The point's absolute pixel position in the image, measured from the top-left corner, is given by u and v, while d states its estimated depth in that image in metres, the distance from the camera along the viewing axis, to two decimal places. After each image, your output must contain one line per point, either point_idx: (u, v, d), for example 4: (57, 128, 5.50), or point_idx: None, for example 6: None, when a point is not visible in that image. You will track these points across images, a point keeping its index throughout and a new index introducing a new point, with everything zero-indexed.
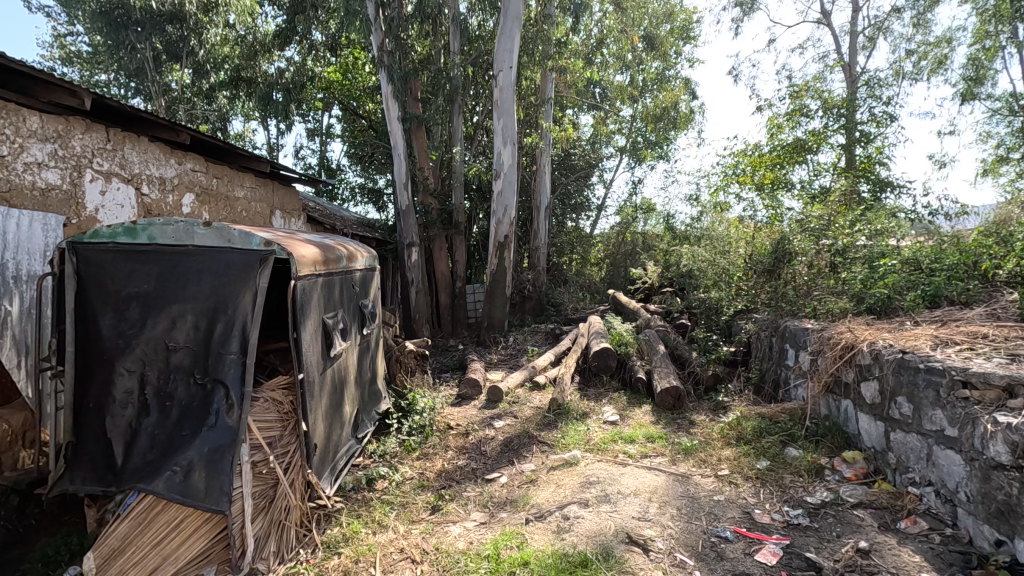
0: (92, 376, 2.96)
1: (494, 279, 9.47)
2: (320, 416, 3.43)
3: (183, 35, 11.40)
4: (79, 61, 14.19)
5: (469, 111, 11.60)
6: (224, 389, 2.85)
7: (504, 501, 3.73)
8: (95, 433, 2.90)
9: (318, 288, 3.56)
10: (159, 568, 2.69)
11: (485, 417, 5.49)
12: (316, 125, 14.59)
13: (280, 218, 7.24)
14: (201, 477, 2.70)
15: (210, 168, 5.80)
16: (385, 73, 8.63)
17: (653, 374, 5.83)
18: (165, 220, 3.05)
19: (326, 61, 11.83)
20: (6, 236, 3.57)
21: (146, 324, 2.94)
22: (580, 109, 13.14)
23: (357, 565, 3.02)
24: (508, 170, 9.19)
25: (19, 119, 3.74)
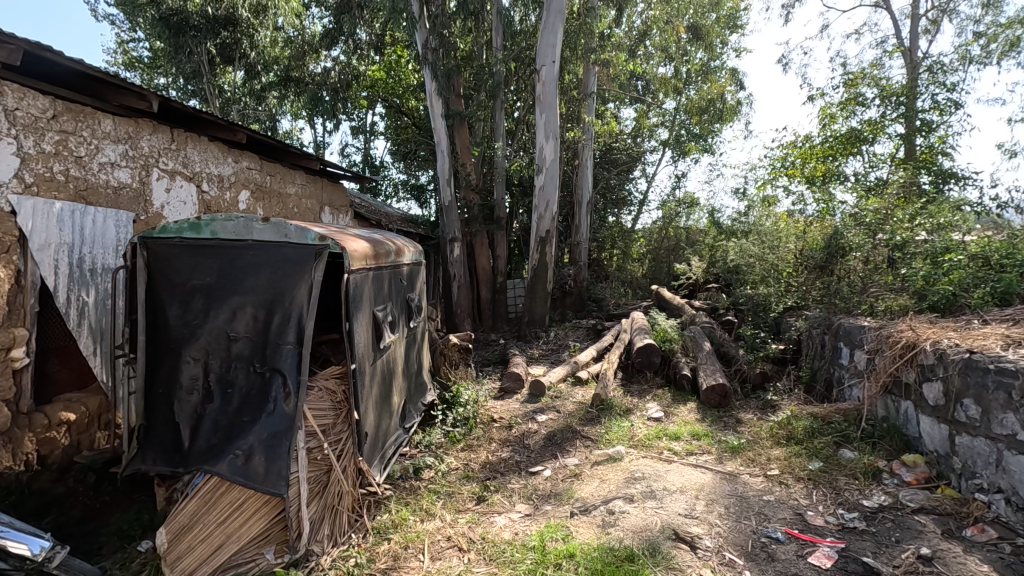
0: (160, 363, 3.14)
1: (536, 274, 9.47)
2: (371, 406, 3.55)
3: (236, 38, 11.77)
4: (140, 66, 14.92)
5: (511, 107, 11.63)
6: (282, 377, 2.97)
7: (548, 494, 3.76)
8: (164, 417, 3.08)
9: (369, 281, 3.66)
10: (223, 545, 2.81)
11: (528, 411, 5.53)
12: (361, 123, 14.90)
13: (329, 214, 7.46)
14: (261, 462, 2.83)
15: (264, 166, 6.03)
16: (429, 70, 8.73)
17: (699, 371, 5.73)
18: (227, 216, 3.20)
19: (371, 60, 12.05)
20: (83, 231, 3.82)
21: (209, 315, 3.11)
22: (622, 103, 12.97)
23: (406, 551, 3.10)
24: (550, 165, 9.15)
25: (95, 121, 3.98)
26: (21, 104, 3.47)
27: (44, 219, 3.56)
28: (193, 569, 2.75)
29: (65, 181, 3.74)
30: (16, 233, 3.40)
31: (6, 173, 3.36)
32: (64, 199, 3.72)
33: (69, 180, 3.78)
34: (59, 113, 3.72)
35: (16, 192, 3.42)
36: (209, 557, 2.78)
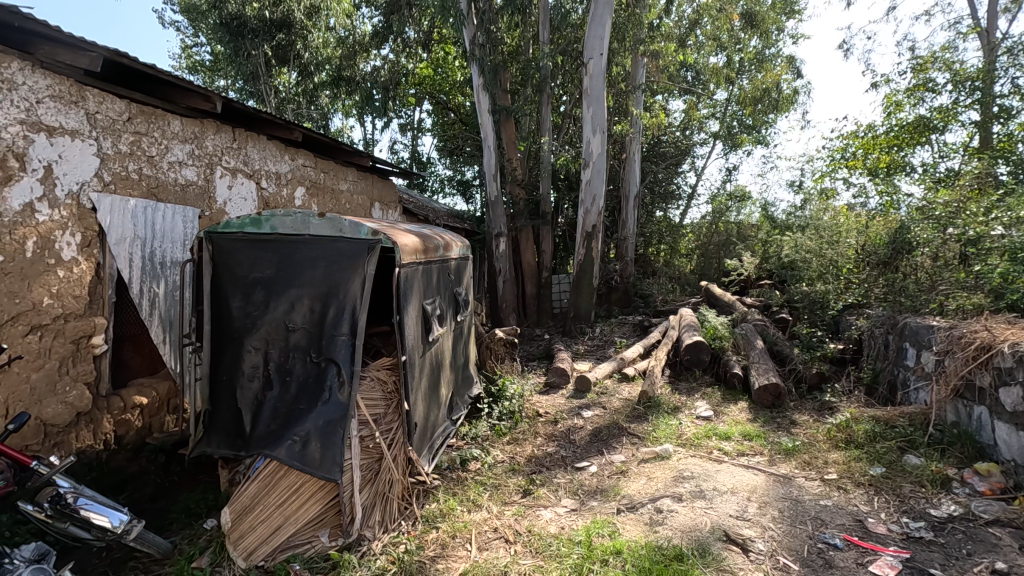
0: (224, 352, 3.31)
1: (581, 270, 9.41)
2: (420, 397, 3.63)
3: (291, 40, 12.24)
4: (202, 69, 15.70)
5: (557, 101, 11.57)
6: (336, 367, 3.08)
7: (594, 490, 3.74)
8: (228, 403, 3.24)
9: (418, 275, 3.73)
10: (281, 527, 2.94)
11: (573, 406, 5.51)
12: (408, 120, 15.16)
13: (379, 210, 7.64)
14: (317, 448, 2.95)
15: (318, 163, 6.23)
16: (476, 66, 8.78)
17: (751, 370, 5.55)
18: (285, 211, 3.33)
19: (419, 57, 12.22)
20: (154, 226, 4.06)
21: (269, 306, 3.24)
22: (671, 95, 12.68)
23: (454, 540, 3.16)
24: (597, 159, 9.05)
25: (165, 123, 4.21)
26: (100, 108, 3.71)
27: (120, 215, 3.80)
28: (254, 548, 2.89)
29: (138, 179, 3.98)
30: (96, 228, 3.65)
31: (88, 172, 3.61)
32: (138, 196, 3.96)
33: (142, 178, 4.01)
34: (134, 116, 3.95)
35: (97, 190, 3.66)
36: (269, 537, 2.92)
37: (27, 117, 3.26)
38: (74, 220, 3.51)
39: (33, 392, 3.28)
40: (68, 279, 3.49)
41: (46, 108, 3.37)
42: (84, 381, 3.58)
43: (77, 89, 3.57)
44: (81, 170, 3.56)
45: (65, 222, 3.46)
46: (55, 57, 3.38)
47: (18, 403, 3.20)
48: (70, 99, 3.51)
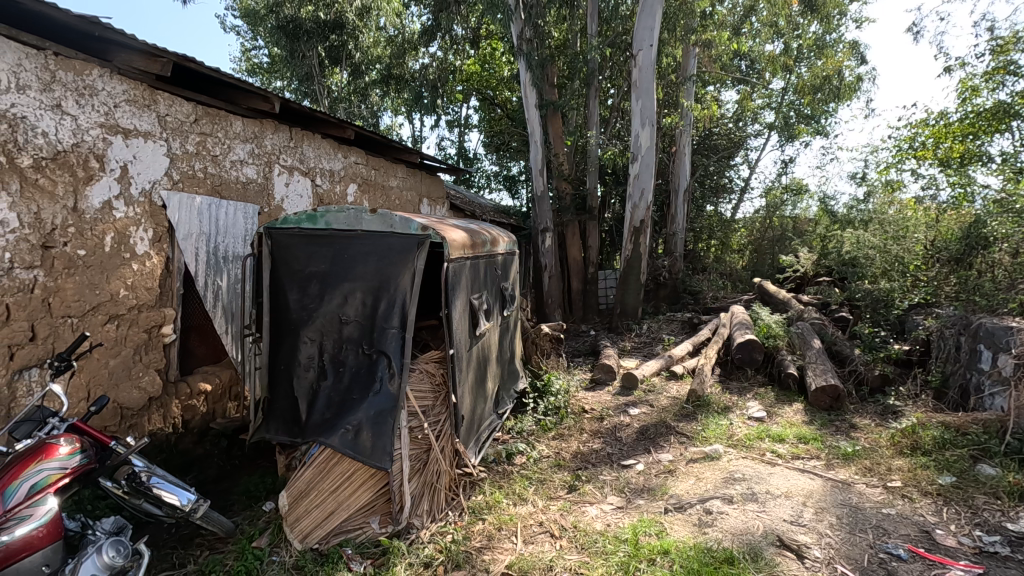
0: (282, 343, 3.45)
1: (629, 265, 9.27)
2: (467, 390, 3.68)
3: (342, 40, 12.62)
4: (260, 71, 16.34)
5: (605, 95, 11.41)
6: (387, 359, 3.16)
7: (641, 488, 3.70)
8: (285, 391, 3.38)
9: (466, 270, 3.78)
10: (334, 512, 3.05)
11: (619, 403, 5.45)
12: (455, 117, 15.31)
13: (427, 206, 7.76)
14: (369, 437, 3.04)
15: (369, 160, 6.38)
16: (523, 61, 8.76)
17: (807, 370, 5.33)
18: (339, 208, 3.43)
19: (466, 53, 12.30)
20: (217, 222, 4.28)
21: (324, 300, 3.36)
22: (723, 85, 12.28)
23: (500, 532, 3.20)
24: (646, 152, 8.88)
25: (227, 123, 4.42)
26: (170, 110, 3.93)
27: (187, 212, 4.02)
28: (310, 531, 3.01)
29: (203, 178, 4.19)
30: (166, 224, 3.88)
31: (159, 171, 3.83)
32: (203, 194, 4.18)
33: (206, 177, 4.22)
34: (200, 117, 4.17)
35: (166, 188, 3.88)
36: (323, 522, 3.03)
37: (106, 120, 3.49)
38: (147, 217, 3.74)
39: (111, 376, 3.53)
40: (142, 271, 3.71)
41: (122, 111, 3.60)
42: (155, 367, 3.82)
43: (149, 92, 3.79)
44: (152, 169, 3.78)
45: (139, 218, 3.69)
46: (130, 63, 3.60)
47: (98, 386, 3.45)
48: (143, 103, 3.74)
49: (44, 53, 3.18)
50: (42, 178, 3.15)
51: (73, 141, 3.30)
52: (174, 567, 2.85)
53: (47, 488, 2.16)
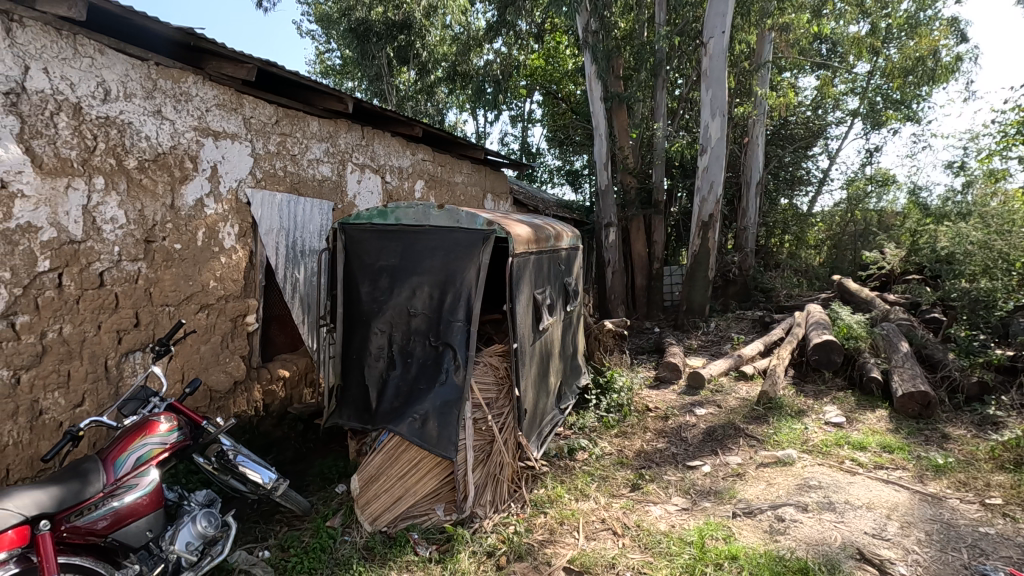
0: (354, 333, 3.60)
1: (696, 261, 8.98)
2: (530, 383, 3.70)
3: (410, 40, 12.94)
4: (333, 73, 17.07)
5: (672, 85, 11.09)
6: (452, 351, 3.24)
7: (708, 490, 3.59)
8: (357, 379, 3.54)
9: (530, 264, 3.80)
10: (402, 497, 3.16)
11: (685, 403, 5.31)
12: (519, 112, 15.35)
13: (491, 201, 7.84)
14: (435, 427, 3.13)
15: (436, 157, 6.53)
16: (589, 54, 8.64)
17: (893, 375, 4.97)
18: (408, 204, 3.54)
19: (530, 48, 12.28)
20: (296, 218, 4.52)
21: (393, 293, 3.48)
22: (801, 70, 11.60)
23: (561, 526, 3.21)
24: (716, 144, 8.55)
25: (305, 124, 4.66)
26: (254, 112, 4.19)
27: (269, 208, 4.27)
28: (379, 514, 3.13)
29: (283, 176, 4.44)
30: (250, 220, 4.14)
31: (244, 170, 4.09)
32: (283, 191, 4.42)
33: (286, 175, 4.47)
34: (280, 119, 4.41)
35: (251, 186, 4.15)
36: (391, 506, 3.15)
37: (199, 123, 3.77)
38: (233, 213, 4.01)
39: (202, 362, 3.81)
40: (229, 264, 3.99)
41: (213, 115, 3.87)
42: (240, 354, 4.10)
43: (236, 97, 4.05)
44: (238, 168, 4.05)
45: (227, 215, 3.96)
46: (220, 70, 3.85)
47: (191, 370, 3.74)
48: (231, 106, 4.00)
49: (147, 63, 3.47)
50: (145, 179, 3.44)
51: (170, 143, 3.58)
52: (257, 540, 3.07)
53: (150, 461, 2.36)
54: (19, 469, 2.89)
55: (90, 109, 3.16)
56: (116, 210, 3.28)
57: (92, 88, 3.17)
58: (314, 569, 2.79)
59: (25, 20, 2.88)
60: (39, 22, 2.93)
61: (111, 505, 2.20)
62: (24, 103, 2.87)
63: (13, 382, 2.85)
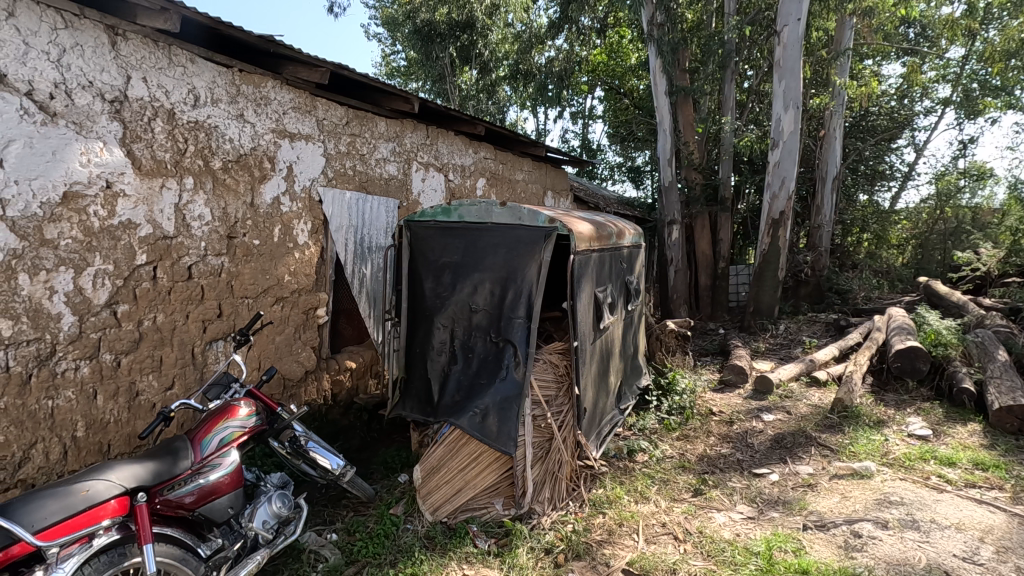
0: (417, 327, 3.70)
1: (765, 260, 8.59)
2: (590, 382, 3.68)
3: (473, 40, 13.10)
4: (398, 74, 17.56)
5: (742, 77, 10.64)
6: (513, 347, 3.28)
7: (775, 500, 3.44)
8: (420, 373, 3.63)
9: (592, 262, 3.77)
10: (462, 490, 3.22)
11: (752, 408, 5.10)
12: (580, 108, 15.21)
13: (552, 198, 7.82)
14: (495, 421, 3.17)
15: (498, 155, 6.59)
16: (654, 47, 8.43)
17: (988, 386, 4.57)
18: (471, 201, 3.60)
19: (592, 43, 12.13)
20: (363, 215, 4.69)
21: (456, 289, 3.55)
22: (886, 57, 10.82)
23: (620, 527, 3.17)
24: (789, 138, 8.14)
25: (373, 125, 4.82)
26: (327, 114, 4.37)
27: (339, 206, 4.46)
28: (440, 504, 3.20)
29: (353, 175, 4.62)
30: (321, 217, 4.34)
31: (317, 170, 4.28)
32: (352, 189, 4.60)
33: (355, 174, 4.64)
34: (351, 120, 4.59)
35: (323, 185, 4.34)
36: (452, 497, 3.21)
37: (276, 125, 3.98)
38: (307, 211, 4.21)
39: (277, 351, 4.03)
40: (303, 259, 4.20)
41: (290, 117, 4.08)
42: (311, 345, 4.30)
43: (310, 100, 4.24)
44: (311, 168, 4.24)
45: (300, 212, 4.17)
46: (296, 74, 4.04)
47: (266, 359, 3.96)
48: (306, 109, 4.20)
49: (232, 70, 3.70)
50: (228, 178, 3.67)
51: (252, 144, 3.81)
52: (325, 523, 3.22)
53: (232, 443, 2.53)
54: (118, 445, 3.16)
55: (182, 114, 3.40)
56: (203, 208, 3.52)
57: (184, 95, 3.42)
58: (377, 553, 2.89)
59: (128, 33, 3.14)
60: (140, 35, 3.19)
61: (198, 481, 2.37)
62: (126, 110, 3.13)
63: (115, 365, 3.12)
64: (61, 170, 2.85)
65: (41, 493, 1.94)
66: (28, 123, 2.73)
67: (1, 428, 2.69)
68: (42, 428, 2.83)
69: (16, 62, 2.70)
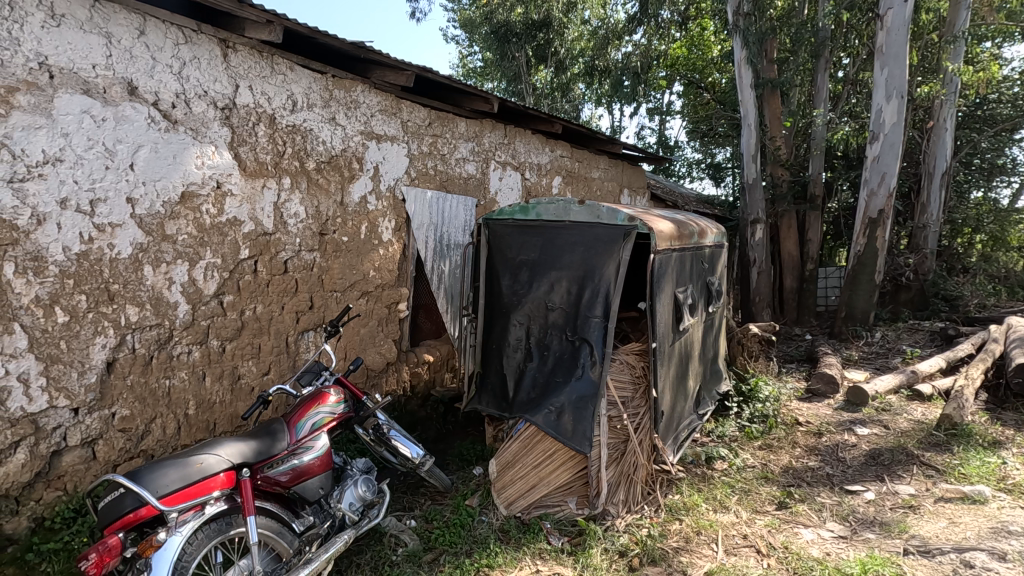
0: (494, 323, 3.75)
1: (860, 263, 7.98)
2: (668, 385, 3.59)
3: (549, 38, 13.12)
4: (474, 75, 17.87)
5: (837, 66, 9.95)
6: (589, 347, 3.27)
7: (871, 520, 3.20)
8: (496, 368, 3.68)
9: (673, 261, 3.68)
10: (536, 486, 3.24)
11: (844, 420, 4.77)
12: (657, 104, 14.84)
13: (629, 196, 7.66)
14: (570, 420, 3.18)
15: (573, 153, 6.56)
16: (740, 38, 8.02)
17: None
18: (550, 199, 3.61)
19: (671, 36, 11.76)
20: (442, 213, 4.83)
21: (533, 286, 3.57)
22: (1009, 37, 9.71)
23: (698, 536, 3.07)
24: (891, 130, 7.52)
25: (453, 125, 4.94)
26: (411, 116, 4.54)
27: (421, 205, 4.61)
28: (514, 499, 3.25)
29: (434, 174, 4.76)
30: (404, 216, 4.51)
31: (400, 170, 4.46)
32: (432, 189, 4.75)
33: (436, 173, 4.79)
34: (433, 121, 4.73)
35: (406, 184, 4.51)
36: (526, 493, 3.24)
37: (364, 128, 4.17)
38: (391, 209, 4.40)
39: (362, 343, 4.24)
40: (387, 255, 4.38)
41: (377, 120, 4.27)
42: (392, 337, 4.48)
43: (396, 102, 4.42)
44: (396, 168, 4.42)
45: (385, 211, 4.35)
46: (384, 78, 4.21)
47: (353, 350, 4.18)
48: (391, 111, 4.38)
49: (325, 76, 3.92)
50: (321, 179, 3.89)
51: (342, 146, 4.01)
52: (405, 509, 3.35)
53: (322, 427, 2.68)
54: (222, 424, 3.44)
55: (282, 118, 3.65)
56: (298, 207, 3.76)
57: (284, 100, 3.67)
58: (454, 542, 2.98)
59: (237, 45, 3.42)
60: (247, 47, 3.46)
61: (293, 462, 2.54)
62: (234, 116, 3.40)
63: (220, 350, 3.41)
64: (179, 172, 3.14)
65: (163, 462, 2.16)
66: (154, 130, 3.04)
67: (127, 403, 3.00)
68: (160, 405, 3.14)
69: (145, 75, 3.02)
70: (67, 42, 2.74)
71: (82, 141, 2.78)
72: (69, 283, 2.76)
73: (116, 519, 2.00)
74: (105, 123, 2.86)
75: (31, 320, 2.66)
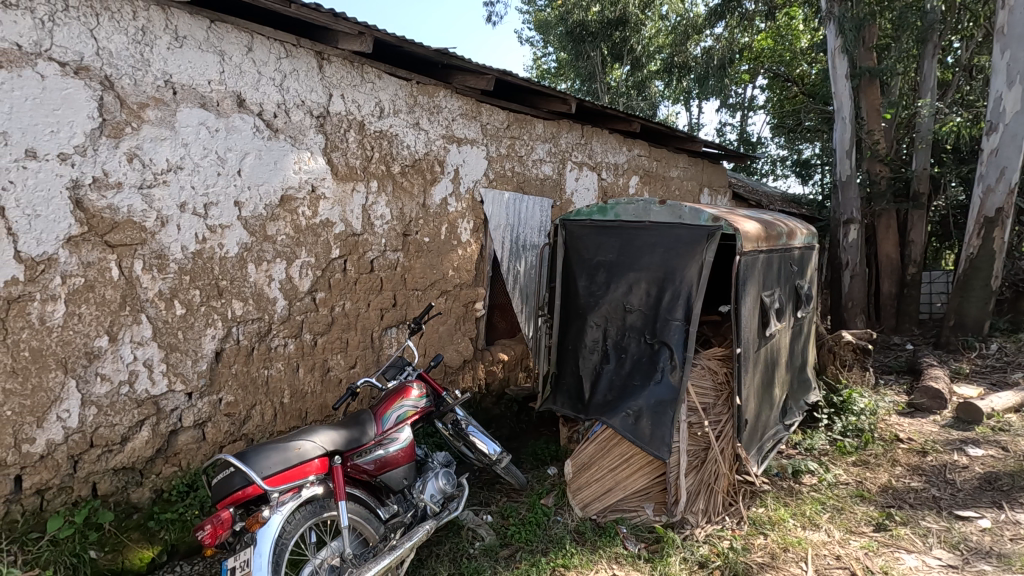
0: (568, 324, 3.74)
1: (972, 266, 7.24)
2: (752, 393, 3.43)
3: (625, 36, 12.88)
4: (548, 76, 17.91)
5: (946, 50, 9.09)
6: (669, 350, 3.20)
7: (986, 551, 2.91)
8: (571, 369, 3.66)
9: (759, 263, 3.51)
10: (612, 490, 3.21)
11: (954, 438, 4.35)
12: (739, 100, 14.22)
13: (709, 195, 7.38)
14: (648, 424, 3.14)
15: (651, 152, 6.41)
16: (834, 25, 7.50)
17: None
18: (629, 199, 3.57)
19: (756, 28, 11.22)
20: (518, 214, 4.88)
21: (610, 287, 3.53)
22: None
23: (786, 553, 2.91)
24: (1013, 120, 6.73)
25: (531, 127, 4.98)
26: (490, 119, 4.62)
27: (498, 206, 4.70)
28: (590, 501, 3.23)
29: (511, 176, 4.83)
30: (482, 216, 4.61)
31: (479, 172, 4.55)
32: (510, 190, 4.82)
33: (514, 175, 4.85)
34: (511, 123, 4.79)
35: (484, 186, 4.60)
36: (602, 496, 3.22)
37: (446, 131, 4.30)
38: (469, 210, 4.50)
39: (440, 340, 4.37)
40: (465, 256, 4.49)
41: (458, 123, 4.39)
42: (469, 336, 4.59)
43: (476, 106, 4.51)
44: (475, 170, 4.52)
45: (464, 212, 4.46)
46: (465, 83, 4.32)
47: (432, 347, 4.32)
48: (471, 115, 4.48)
49: (410, 83, 4.07)
50: (405, 181, 4.05)
51: (425, 149, 4.16)
52: (481, 503, 3.42)
53: (406, 420, 2.80)
54: (313, 413, 3.67)
55: (370, 125, 3.84)
56: (384, 208, 3.94)
57: (372, 107, 3.85)
58: (530, 540, 3.01)
59: (331, 57, 3.63)
60: (340, 58, 3.66)
61: (379, 451, 2.66)
62: (328, 123, 3.62)
63: (312, 343, 3.63)
64: (279, 176, 3.38)
65: (265, 446, 2.33)
66: (259, 138, 3.29)
67: (233, 390, 3.28)
68: (260, 392, 3.40)
69: (252, 88, 3.27)
70: (188, 61, 3.03)
71: (199, 150, 3.06)
72: (186, 279, 3.05)
73: (226, 495, 2.18)
74: (218, 133, 3.13)
75: (155, 311, 2.96)
